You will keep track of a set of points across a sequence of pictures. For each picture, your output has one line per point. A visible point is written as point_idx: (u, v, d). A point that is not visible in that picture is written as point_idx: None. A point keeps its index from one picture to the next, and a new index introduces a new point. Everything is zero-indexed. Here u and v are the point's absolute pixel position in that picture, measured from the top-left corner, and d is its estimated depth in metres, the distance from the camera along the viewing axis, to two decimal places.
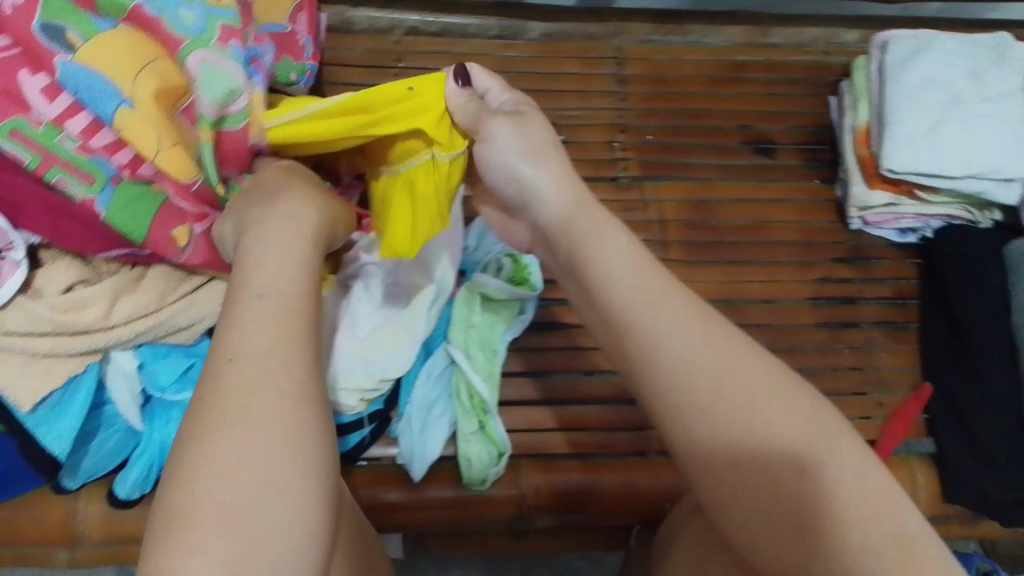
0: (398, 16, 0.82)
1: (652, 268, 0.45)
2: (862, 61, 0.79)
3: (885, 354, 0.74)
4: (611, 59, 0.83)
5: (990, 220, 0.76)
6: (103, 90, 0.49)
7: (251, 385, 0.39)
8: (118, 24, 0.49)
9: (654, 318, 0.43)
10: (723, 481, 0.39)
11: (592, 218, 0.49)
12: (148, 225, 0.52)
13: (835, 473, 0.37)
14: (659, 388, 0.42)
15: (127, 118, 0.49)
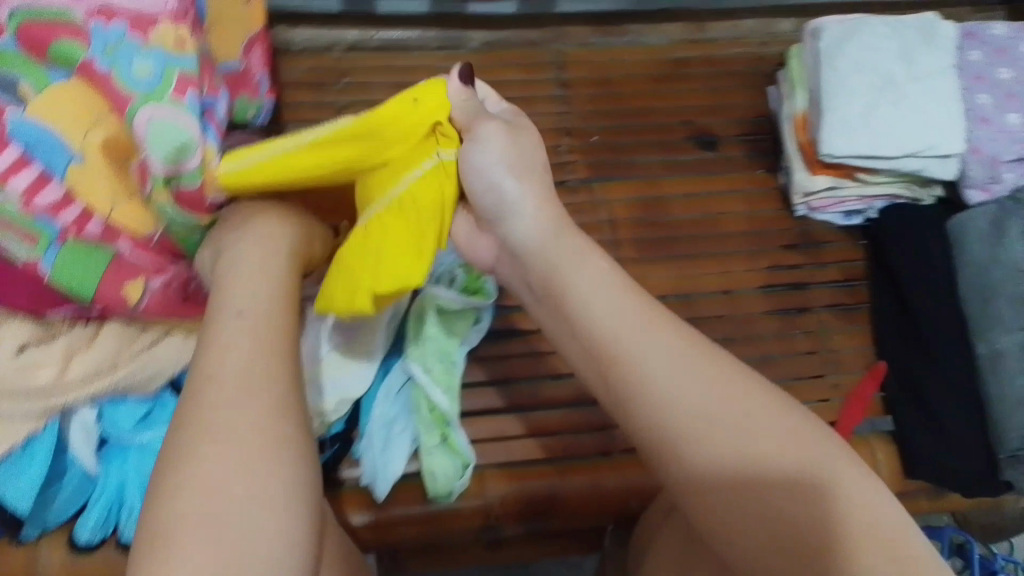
0: (338, 33, 0.81)
1: (639, 302, 0.47)
2: (796, 50, 0.80)
3: (837, 336, 0.75)
4: (552, 64, 0.83)
5: (932, 197, 0.77)
6: (53, 145, 0.50)
7: (232, 406, 0.41)
8: (71, 79, 0.50)
9: (642, 351, 0.44)
10: (721, 501, 0.41)
11: (580, 254, 0.50)
12: (98, 281, 0.52)
13: (840, 497, 0.39)
14: (651, 415, 0.43)
15: (79, 175, 0.50)
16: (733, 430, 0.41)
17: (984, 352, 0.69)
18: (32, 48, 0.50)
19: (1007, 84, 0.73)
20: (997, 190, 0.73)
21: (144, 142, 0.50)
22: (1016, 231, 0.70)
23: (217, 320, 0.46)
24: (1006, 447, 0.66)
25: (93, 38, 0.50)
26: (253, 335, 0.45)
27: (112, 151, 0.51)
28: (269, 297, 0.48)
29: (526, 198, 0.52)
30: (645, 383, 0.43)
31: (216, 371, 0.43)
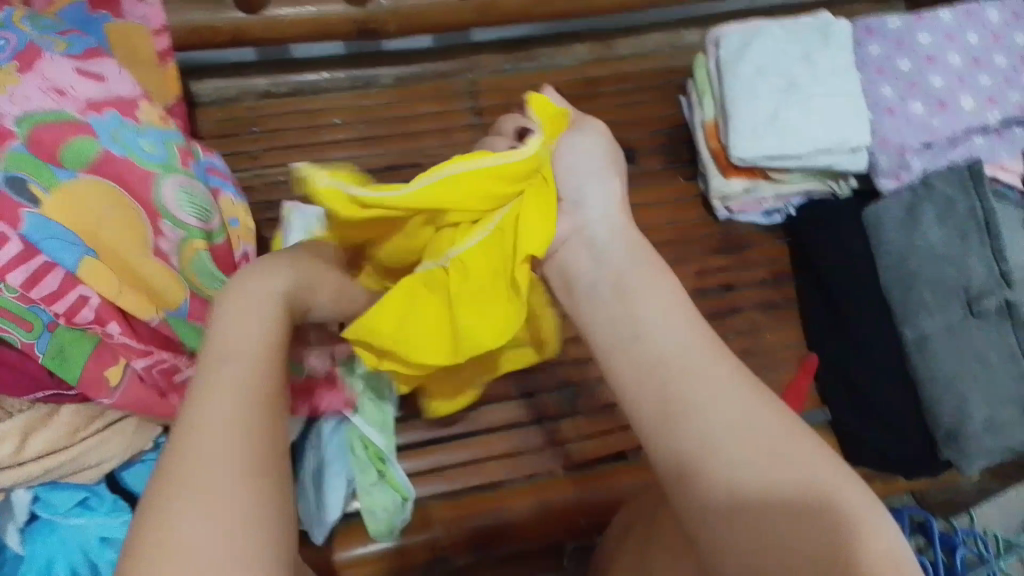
0: (245, 82, 0.81)
1: (697, 320, 0.43)
2: (699, 59, 0.82)
3: (769, 334, 0.76)
4: (464, 94, 0.84)
5: (849, 189, 0.78)
6: (67, 240, 0.49)
7: (236, 443, 0.33)
8: (79, 174, 0.50)
9: (695, 364, 0.40)
10: (736, 519, 0.35)
11: (646, 270, 0.46)
12: (82, 368, 0.50)
13: (873, 540, 0.33)
14: (687, 423, 0.38)
15: (91, 268, 0.49)
16: (770, 452, 0.36)
17: (912, 338, 0.69)
18: (38, 147, 0.49)
19: (908, 74, 0.74)
20: (908, 177, 0.74)
21: (170, 207, 0.54)
22: (928, 215, 0.71)
23: (221, 345, 0.37)
24: (940, 424, 0.66)
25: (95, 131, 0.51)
26: (263, 368, 0.37)
27: (121, 238, 0.50)
28: (277, 329, 0.40)
29: (608, 199, 0.50)
30: (693, 395, 0.39)
31: (218, 391, 0.35)
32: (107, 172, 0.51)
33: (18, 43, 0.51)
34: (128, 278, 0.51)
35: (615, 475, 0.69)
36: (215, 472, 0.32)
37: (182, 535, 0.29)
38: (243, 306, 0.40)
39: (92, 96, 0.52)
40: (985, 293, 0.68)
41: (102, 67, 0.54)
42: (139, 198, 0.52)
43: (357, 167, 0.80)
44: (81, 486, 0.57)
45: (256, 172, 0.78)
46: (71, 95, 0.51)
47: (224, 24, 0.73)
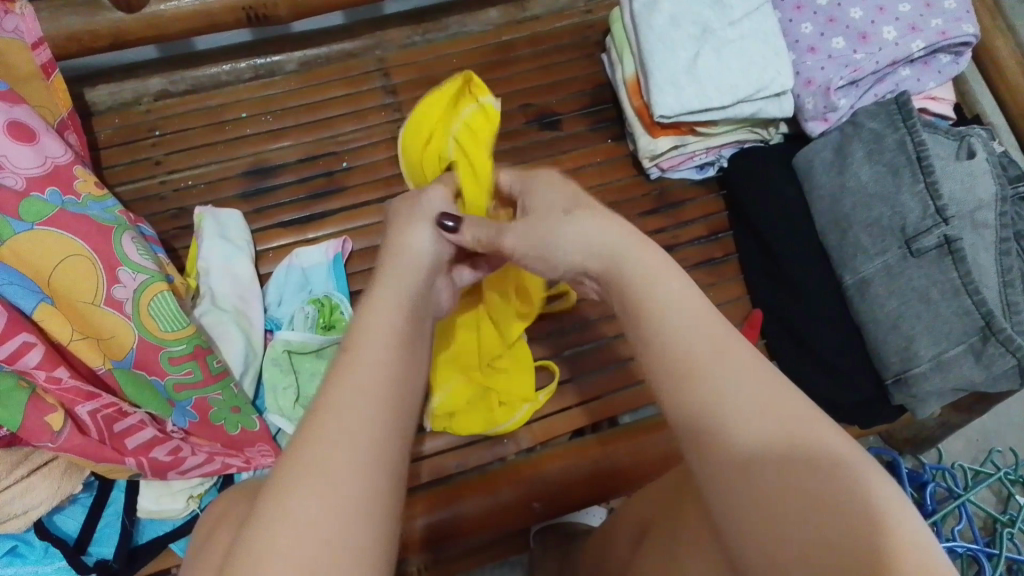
0: (141, 85, 0.76)
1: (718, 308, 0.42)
2: (617, 13, 0.79)
3: (712, 292, 0.74)
4: (376, 72, 0.80)
5: (779, 135, 0.77)
6: (26, 286, 0.52)
7: (352, 444, 0.35)
8: (36, 227, 0.52)
9: (704, 351, 0.39)
10: (757, 491, 0.34)
11: (649, 261, 0.45)
12: (23, 415, 0.51)
13: (902, 521, 0.32)
14: (715, 393, 0.37)
15: (47, 313, 0.53)
16: (785, 424, 0.36)
17: (852, 283, 0.68)
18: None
19: (825, 8, 0.73)
20: (835, 118, 0.71)
21: (119, 261, 0.55)
22: (857, 155, 0.69)
23: (358, 346, 0.40)
24: (890, 370, 0.65)
25: (47, 201, 0.54)
26: (393, 376, 0.39)
27: (71, 285, 0.53)
28: (407, 332, 0.42)
29: (598, 244, 0.46)
30: (715, 369, 0.38)
31: (353, 391, 0.37)
32: (64, 227, 0.53)
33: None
34: (79, 323, 0.54)
35: (613, 442, 0.68)
36: (333, 461, 0.34)
37: (299, 513, 0.32)
38: (381, 306, 0.43)
39: (29, 169, 0.54)
40: (922, 232, 0.65)
41: (40, 129, 0.57)
42: (100, 250, 0.54)
43: (268, 161, 0.75)
44: (8, 536, 0.57)
45: (163, 179, 0.73)
46: (8, 167, 0.54)
47: (102, 28, 0.69)
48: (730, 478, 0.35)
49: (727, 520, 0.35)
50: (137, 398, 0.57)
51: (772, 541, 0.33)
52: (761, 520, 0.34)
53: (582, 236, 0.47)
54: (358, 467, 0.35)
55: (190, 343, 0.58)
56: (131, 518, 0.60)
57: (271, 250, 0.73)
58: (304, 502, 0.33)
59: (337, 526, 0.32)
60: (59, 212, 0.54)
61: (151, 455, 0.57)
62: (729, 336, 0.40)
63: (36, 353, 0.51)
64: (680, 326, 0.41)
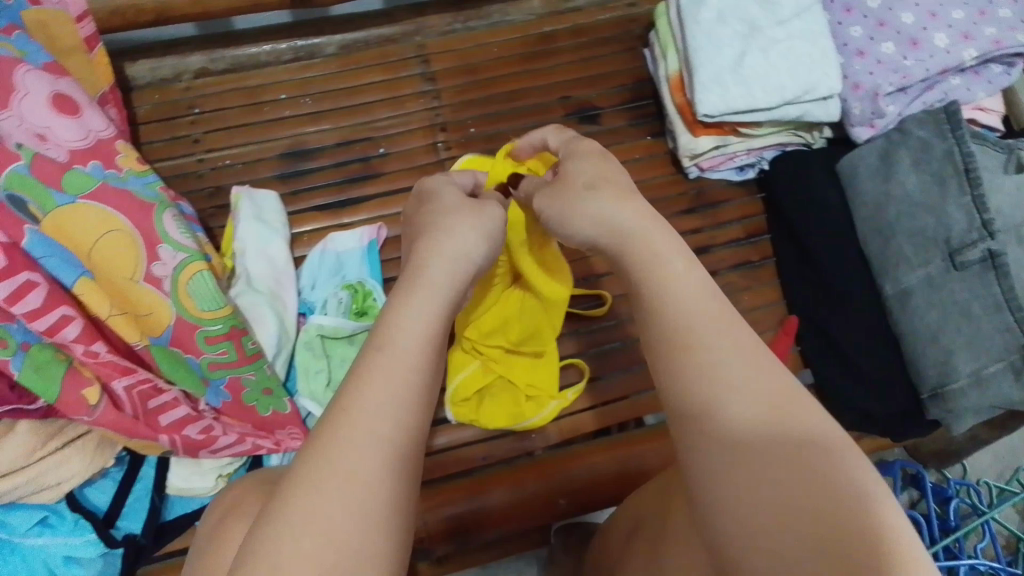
0: (180, 62, 0.76)
1: (717, 295, 0.41)
2: (663, 8, 0.78)
3: (747, 296, 0.74)
4: (415, 59, 0.79)
5: (822, 140, 0.76)
6: (66, 258, 0.51)
7: (374, 431, 0.35)
8: (77, 200, 0.52)
9: (715, 339, 0.39)
10: (742, 477, 0.34)
11: (656, 237, 0.45)
12: (61, 387, 0.51)
13: (883, 508, 0.31)
14: (710, 379, 0.37)
15: (87, 287, 0.52)
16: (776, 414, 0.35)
17: (892, 292, 0.67)
18: (41, 172, 0.51)
19: (876, 12, 0.71)
20: (882, 124, 0.71)
21: (160, 240, 0.55)
22: (903, 163, 0.68)
23: (388, 342, 0.39)
24: (926, 385, 0.64)
25: (90, 173, 0.54)
26: (419, 364, 0.39)
27: (112, 261, 0.53)
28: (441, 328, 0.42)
29: (610, 207, 0.47)
30: (711, 354, 0.38)
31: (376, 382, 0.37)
32: (106, 202, 0.53)
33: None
34: (121, 299, 0.54)
35: (636, 444, 0.67)
36: (359, 450, 0.34)
37: (329, 504, 0.32)
38: (416, 297, 0.42)
39: (73, 142, 0.54)
40: (967, 245, 0.64)
41: (85, 104, 0.56)
42: (141, 227, 0.54)
43: (305, 144, 0.75)
44: (42, 506, 0.57)
45: (201, 157, 0.73)
46: (52, 140, 0.53)
47: (146, 3, 0.69)
48: (716, 463, 0.35)
49: (706, 503, 0.35)
50: (171, 373, 0.58)
51: (754, 521, 0.33)
52: (744, 500, 0.33)
53: (596, 203, 0.48)
54: (377, 455, 0.34)
55: (225, 322, 0.58)
56: (160, 495, 0.60)
57: (306, 232, 0.73)
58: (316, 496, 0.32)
59: (348, 516, 0.32)
60: (102, 187, 0.53)
61: (184, 433, 0.58)
62: (731, 320, 0.40)
63: (77, 326, 0.51)
64: (677, 309, 0.41)
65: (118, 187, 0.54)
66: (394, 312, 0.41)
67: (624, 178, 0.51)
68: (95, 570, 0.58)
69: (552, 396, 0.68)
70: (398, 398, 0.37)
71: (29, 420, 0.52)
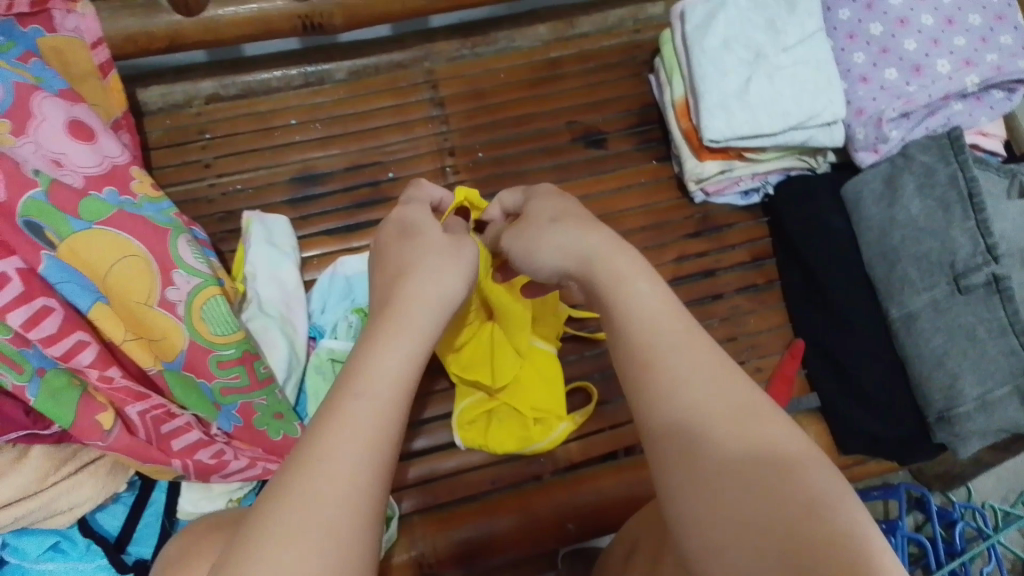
0: (192, 87, 0.76)
1: (682, 316, 0.42)
2: (668, 34, 0.79)
3: (753, 319, 0.75)
4: (423, 84, 0.80)
5: (827, 164, 0.77)
6: (83, 285, 0.52)
7: (357, 451, 0.35)
8: (94, 225, 0.52)
9: (691, 355, 0.39)
10: (713, 490, 0.34)
11: (618, 261, 0.46)
12: (75, 413, 0.51)
13: (843, 509, 0.32)
14: (681, 399, 0.37)
15: (101, 312, 0.53)
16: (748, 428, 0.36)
17: (898, 316, 0.67)
18: (58, 199, 0.51)
19: (879, 38, 0.72)
20: (885, 149, 0.72)
21: (173, 265, 0.55)
22: (907, 188, 0.69)
23: (364, 380, 0.38)
24: (933, 409, 0.65)
25: (105, 200, 0.54)
26: (390, 396, 0.38)
27: (128, 286, 0.53)
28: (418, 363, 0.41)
29: (571, 238, 0.49)
30: (683, 371, 0.38)
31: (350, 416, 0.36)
32: (122, 228, 0.53)
33: (8, 90, 0.53)
34: (134, 323, 0.55)
35: (642, 468, 0.67)
36: (341, 467, 0.34)
37: (316, 518, 0.32)
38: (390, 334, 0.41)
39: (88, 168, 0.55)
40: (972, 268, 0.64)
41: (102, 130, 0.58)
42: (156, 252, 0.54)
43: (314, 169, 0.76)
44: (52, 531, 0.57)
45: (211, 182, 0.74)
46: (67, 165, 0.54)
47: (160, 30, 0.70)
48: (682, 478, 0.35)
49: (675, 518, 0.35)
50: (184, 399, 0.58)
51: (721, 531, 0.33)
52: (711, 511, 0.34)
53: (560, 233, 0.50)
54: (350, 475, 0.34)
55: (239, 347, 0.58)
56: (170, 519, 0.61)
57: (315, 257, 0.73)
58: (298, 517, 0.32)
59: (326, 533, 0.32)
60: (119, 213, 0.54)
61: (195, 457, 0.58)
62: (700, 338, 0.40)
63: (91, 351, 0.52)
64: (644, 333, 0.41)
65: (133, 213, 0.55)
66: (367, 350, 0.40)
67: (580, 208, 0.53)
68: None
69: (560, 418, 0.67)
70: (378, 430, 0.36)
71: (43, 445, 0.53)
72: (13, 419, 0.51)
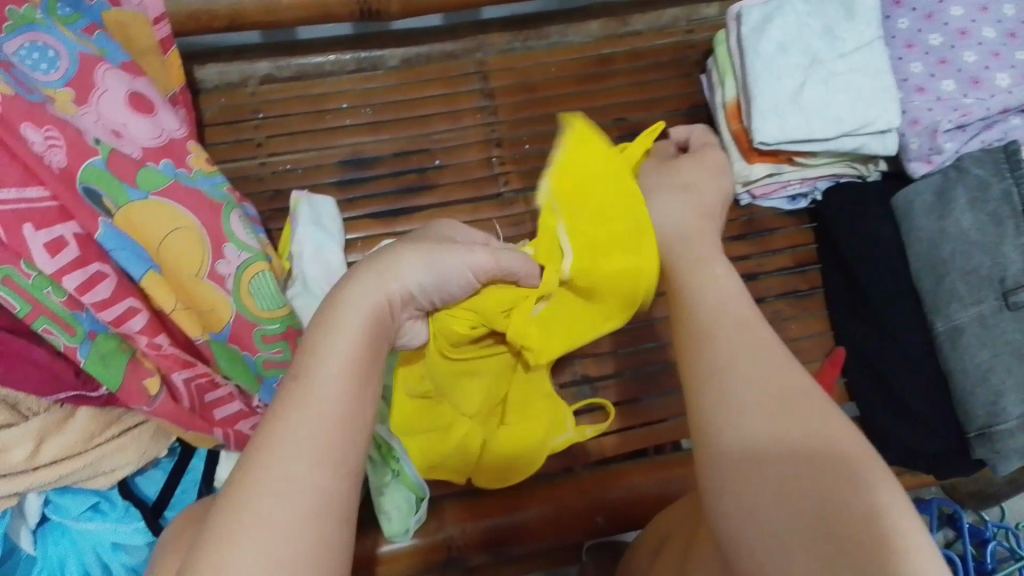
0: (248, 67, 0.78)
1: (748, 301, 0.42)
2: (722, 35, 0.78)
3: (794, 325, 0.74)
4: (474, 75, 0.80)
5: (877, 172, 0.76)
6: (137, 252, 0.53)
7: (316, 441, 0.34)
8: (150, 196, 0.54)
9: (743, 342, 0.39)
10: (753, 482, 0.34)
11: (698, 246, 0.47)
12: (124, 377, 0.52)
13: (893, 504, 0.32)
14: (728, 387, 0.38)
15: (153, 281, 0.54)
16: (791, 417, 0.36)
17: (943, 330, 0.66)
18: (117, 168, 0.52)
19: (938, 49, 0.71)
20: (939, 160, 0.71)
21: (226, 239, 0.57)
22: (961, 202, 0.67)
23: (321, 361, 0.37)
24: (973, 424, 0.64)
25: (161, 172, 0.56)
26: (345, 393, 0.36)
27: (178, 256, 0.54)
28: (367, 356, 0.39)
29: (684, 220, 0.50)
30: (740, 351, 0.39)
31: (310, 394, 0.36)
32: (178, 201, 0.55)
33: (72, 60, 0.54)
34: (183, 293, 0.55)
35: (674, 467, 0.67)
36: (299, 459, 0.33)
37: (282, 504, 0.32)
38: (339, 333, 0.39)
39: (146, 140, 0.56)
40: (1021, 285, 0.63)
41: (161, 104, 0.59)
42: (211, 225, 0.56)
43: (363, 153, 0.76)
44: (93, 491, 0.58)
45: (262, 160, 0.75)
46: (126, 136, 0.55)
47: (221, 9, 0.71)
48: (732, 466, 0.35)
49: (717, 499, 0.36)
50: (229, 370, 0.59)
51: (761, 515, 0.33)
52: (753, 494, 0.34)
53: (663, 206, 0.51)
54: (311, 454, 0.34)
55: (282, 322, 0.59)
56: (207, 485, 0.61)
57: (359, 240, 0.74)
58: (260, 518, 0.31)
59: (286, 522, 0.31)
60: (173, 187, 0.55)
61: (236, 428, 0.60)
62: (756, 321, 0.41)
63: (140, 318, 0.53)
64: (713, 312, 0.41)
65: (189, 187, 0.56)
66: (320, 329, 0.39)
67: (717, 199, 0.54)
68: (140, 558, 0.59)
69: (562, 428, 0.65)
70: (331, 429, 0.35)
71: (89, 407, 0.54)
72: (62, 380, 0.51)
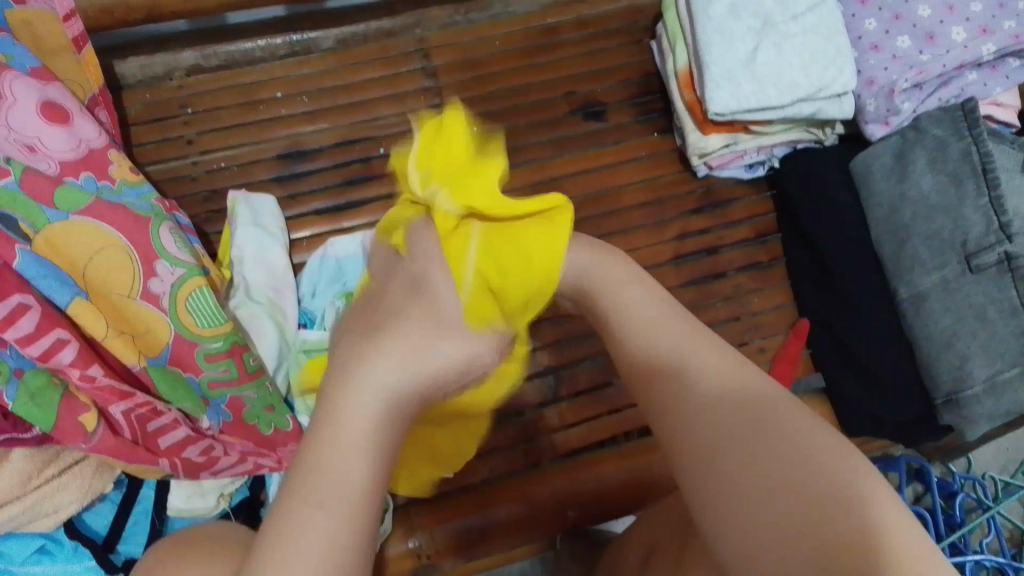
0: (172, 58, 0.72)
1: (679, 317, 0.43)
2: (670, 0, 0.75)
3: (756, 298, 0.73)
4: (416, 54, 0.76)
5: (835, 136, 0.74)
6: (61, 278, 0.49)
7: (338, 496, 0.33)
8: (71, 216, 0.50)
9: (702, 350, 0.41)
10: (723, 472, 0.35)
11: (613, 270, 0.47)
12: (57, 415, 0.49)
13: (868, 479, 0.33)
14: (697, 390, 0.39)
15: (82, 308, 0.50)
16: (746, 405, 0.37)
17: (907, 296, 0.66)
18: (33, 188, 0.49)
19: (890, 5, 0.70)
20: (897, 122, 0.69)
21: (157, 259, 0.53)
22: (919, 162, 0.66)
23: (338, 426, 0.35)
24: (940, 390, 0.63)
25: (83, 186, 0.52)
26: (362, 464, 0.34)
27: (108, 281, 0.51)
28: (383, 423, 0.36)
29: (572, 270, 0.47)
30: (695, 377, 0.39)
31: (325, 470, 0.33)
32: (103, 220, 0.51)
33: None
34: (116, 320, 0.52)
35: (647, 453, 0.66)
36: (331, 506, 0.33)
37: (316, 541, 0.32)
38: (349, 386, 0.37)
39: (63, 153, 0.52)
40: (984, 248, 0.62)
41: (75, 111, 0.54)
42: (140, 244, 0.52)
43: (302, 145, 0.72)
44: (38, 533, 0.55)
45: (195, 159, 0.71)
46: (42, 150, 0.51)
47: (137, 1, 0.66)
48: (701, 462, 0.36)
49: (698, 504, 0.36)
50: (170, 395, 0.55)
51: (755, 525, 0.33)
52: (746, 504, 0.34)
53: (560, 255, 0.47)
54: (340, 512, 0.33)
55: (229, 337, 0.56)
56: (160, 518, 0.60)
57: (307, 238, 0.71)
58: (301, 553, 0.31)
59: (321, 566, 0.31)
60: (97, 204, 0.51)
61: (184, 454, 0.56)
62: (695, 336, 0.41)
63: (69, 350, 0.49)
64: (651, 354, 0.41)
65: (116, 203, 0.52)
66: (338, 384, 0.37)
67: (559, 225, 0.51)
68: None
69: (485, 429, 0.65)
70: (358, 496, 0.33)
71: (25, 446, 0.51)
72: None
